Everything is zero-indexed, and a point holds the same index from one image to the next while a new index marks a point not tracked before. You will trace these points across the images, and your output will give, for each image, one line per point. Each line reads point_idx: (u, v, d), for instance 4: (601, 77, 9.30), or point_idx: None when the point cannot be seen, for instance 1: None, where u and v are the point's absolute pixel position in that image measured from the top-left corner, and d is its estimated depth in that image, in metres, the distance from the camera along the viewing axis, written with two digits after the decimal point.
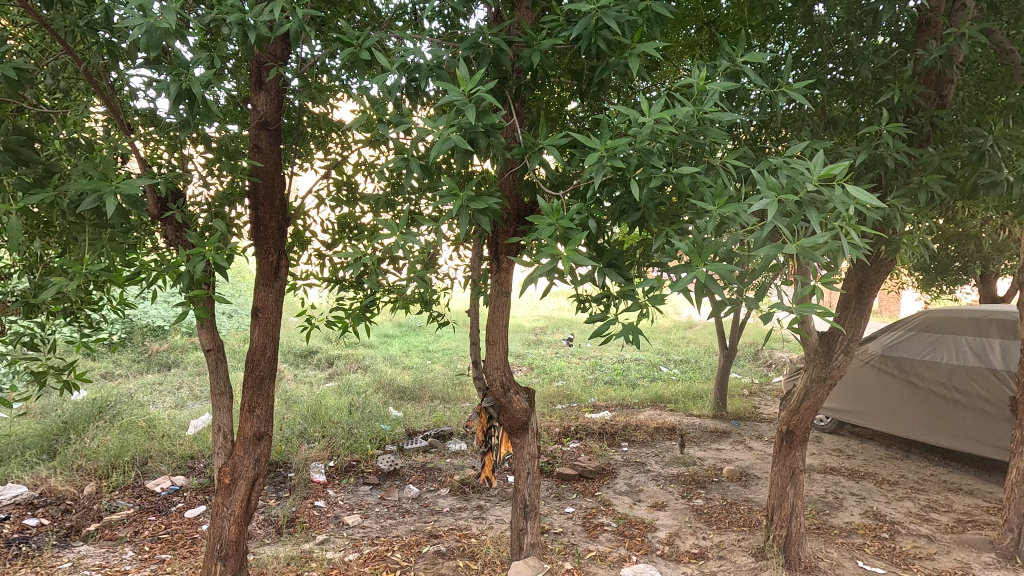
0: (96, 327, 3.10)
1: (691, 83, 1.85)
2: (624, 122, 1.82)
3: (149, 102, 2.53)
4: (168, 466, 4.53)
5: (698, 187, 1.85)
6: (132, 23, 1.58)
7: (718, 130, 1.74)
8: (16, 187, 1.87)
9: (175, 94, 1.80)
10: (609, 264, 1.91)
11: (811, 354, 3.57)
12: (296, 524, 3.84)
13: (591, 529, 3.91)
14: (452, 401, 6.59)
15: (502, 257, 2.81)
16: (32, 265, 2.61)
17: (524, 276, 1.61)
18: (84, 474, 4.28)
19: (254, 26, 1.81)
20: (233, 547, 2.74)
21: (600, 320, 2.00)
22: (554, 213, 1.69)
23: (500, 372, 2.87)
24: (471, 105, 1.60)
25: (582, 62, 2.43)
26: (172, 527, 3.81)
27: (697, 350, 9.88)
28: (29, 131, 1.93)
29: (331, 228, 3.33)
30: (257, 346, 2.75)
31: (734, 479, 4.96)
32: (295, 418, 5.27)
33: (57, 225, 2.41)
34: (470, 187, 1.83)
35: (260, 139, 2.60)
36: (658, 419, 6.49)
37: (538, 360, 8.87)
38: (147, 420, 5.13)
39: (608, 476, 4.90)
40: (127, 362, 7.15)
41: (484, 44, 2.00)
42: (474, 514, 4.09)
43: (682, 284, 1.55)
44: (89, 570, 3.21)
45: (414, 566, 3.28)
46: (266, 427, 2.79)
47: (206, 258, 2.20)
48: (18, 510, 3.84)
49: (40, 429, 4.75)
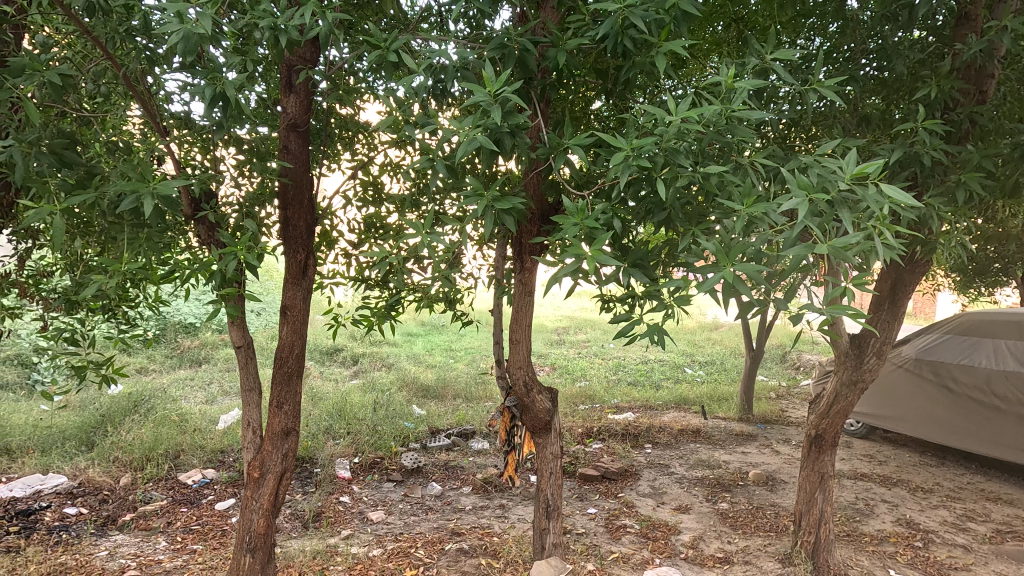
0: (131, 324, 3.18)
1: (719, 81, 1.82)
2: (649, 122, 1.80)
3: (184, 106, 2.60)
4: (198, 459, 4.65)
5: (726, 186, 1.84)
6: (170, 29, 1.63)
7: (746, 129, 1.72)
8: (59, 188, 2.00)
9: (210, 97, 1.87)
10: (634, 264, 1.90)
11: (842, 356, 3.46)
12: (322, 519, 3.90)
13: (614, 530, 3.89)
14: (474, 400, 6.64)
15: (525, 257, 2.81)
16: (74, 263, 2.72)
17: (548, 276, 1.61)
18: (120, 466, 4.44)
19: (285, 30, 1.85)
20: (261, 540, 2.82)
21: (624, 320, 1.95)
22: (578, 213, 1.69)
23: (523, 372, 2.88)
24: (497, 106, 1.60)
25: (608, 62, 2.42)
26: (204, 519, 3.91)
27: (723, 352, 9.70)
28: (72, 135, 2.06)
29: (357, 228, 3.36)
30: (286, 343, 2.81)
31: (760, 483, 4.87)
32: (321, 415, 5.34)
33: (96, 226, 2.50)
34: (495, 187, 1.85)
35: (290, 141, 2.67)
36: (683, 421, 6.43)
37: (561, 359, 8.87)
38: (180, 415, 5.27)
39: (632, 478, 4.86)
40: (161, 358, 7.37)
41: (510, 44, 2.00)
42: (496, 513, 4.11)
43: (709, 285, 1.54)
44: (125, 558, 3.32)
45: (437, 563, 3.30)
46: (293, 423, 2.86)
47: (237, 257, 2.25)
48: (58, 499, 3.99)
49: (79, 421, 4.93)
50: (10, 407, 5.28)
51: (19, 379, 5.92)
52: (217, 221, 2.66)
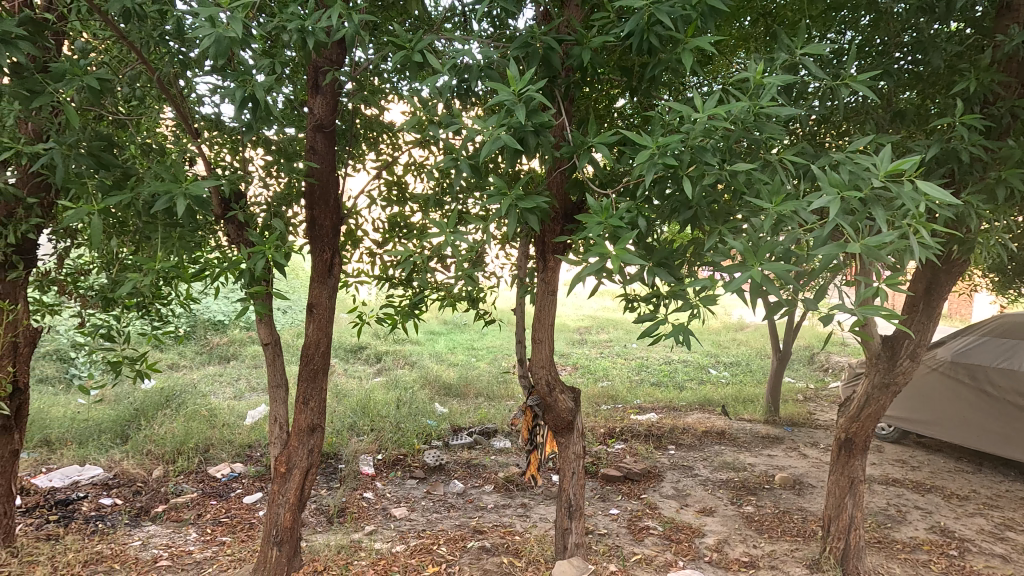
0: (164, 321, 3.27)
1: (748, 78, 1.79)
2: (676, 119, 1.78)
3: (214, 108, 2.66)
4: (227, 453, 4.76)
5: (754, 184, 1.81)
6: (202, 33, 1.67)
7: (775, 126, 1.69)
8: (97, 189, 2.07)
9: (241, 99, 1.91)
10: (659, 263, 1.88)
11: (873, 358, 3.36)
12: (346, 514, 3.95)
13: (637, 532, 3.85)
14: (496, 399, 6.66)
15: (548, 256, 2.81)
16: (110, 262, 2.81)
17: (572, 275, 1.61)
18: (153, 458, 4.58)
19: (312, 32, 1.87)
20: (287, 534, 2.88)
21: (648, 320, 1.93)
22: (602, 212, 1.68)
23: (545, 371, 2.87)
24: (521, 105, 1.60)
25: (632, 60, 2.39)
26: (232, 511, 4.01)
27: (748, 353, 9.54)
28: (109, 137, 2.13)
29: (381, 227, 3.39)
30: (312, 340, 2.86)
31: (787, 487, 4.78)
32: (345, 412, 5.42)
33: (131, 225, 2.58)
34: (519, 186, 1.85)
35: (316, 141, 2.72)
36: (707, 422, 6.34)
37: (583, 359, 8.82)
38: (209, 409, 5.40)
39: (655, 479, 4.82)
40: (191, 354, 7.56)
41: (535, 44, 2.00)
42: (517, 512, 4.11)
43: (736, 285, 1.52)
44: (157, 548, 3.41)
45: (459, 561, 3.30)
46: (318, 419, 2.91)
47: (266, 256, 2.30)
48: (95, 490, 4.14)
49: (114, 415, 5.09)
50: (50, 400, 5.48)
51: (58, 374, 6.15)
52: (246, 221, 2.72)
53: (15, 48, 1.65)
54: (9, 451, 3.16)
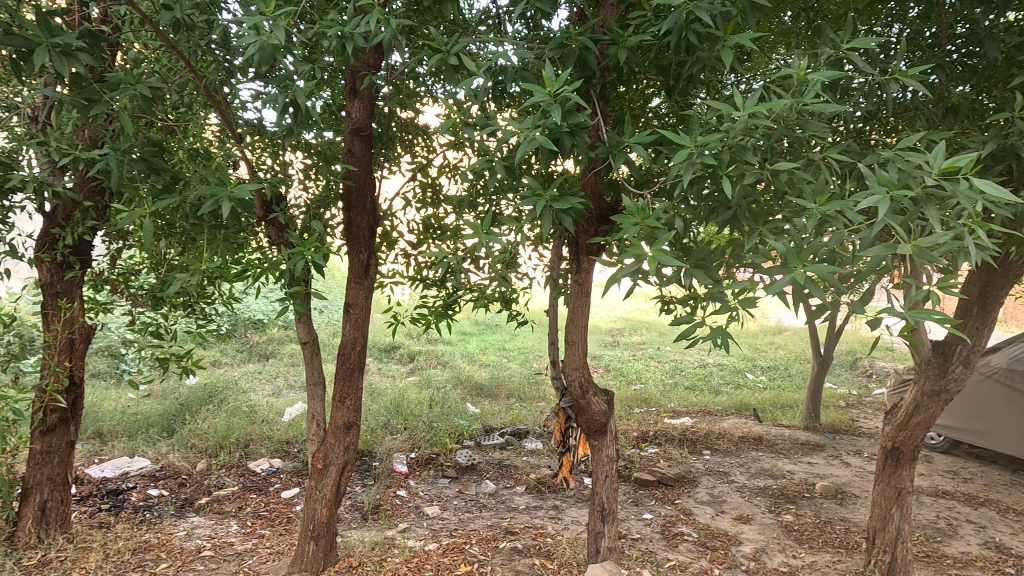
0: (208, 319, 3.39)
1: (791, 75, 1.75)
2: (714, 118, 1.74)
3: (256, 113, 2.74)
4: (267, 449, 4.90)
5: (796, 184, 1.76)
6: (248, 42, 1.72)
7: (819, 123, 1.64)
8: (148, 193, 2.19)
9: (283, 105, 1.97)
10: (697, 264, 1.85)
11: (923, 365, 3.21)
12: (380, 511, 4.01)
13: (671, 538, 3.79)
14: (528, 400, 6.66)
15: (582, 257, 2.80)
16: (159, 262, 2.92)
17: (607, 276, 1.59)
18: (197, 452, 4.75)
19: (351, 37, 1.91)
20: (323, 529, 2.95)
21: (685, 322, 1.89)
22: (639, 213, 1.65)
23: (579, 373, 2.85)
24: (556, 105, 1.59)
25: (669, 58, 2.35)
26: (271, 505, 4.12)
27: (787, 357, 9.27)
28: (160, 143, 2.23)
29: (416, 228, 3.42)
30: (349, 339, 2.91)
31: (828, 496, 4.62)
32: (379, 410, 5.50)
33: (178, 227, 2.68)
34: (553, 187, 1.85)
35: (354, 145, 2.78)
36: (744, 427, 6.19)
37: (616, 361, 8.73)
38: (250, 406, 5.56)
39: (690, 484, 4.73)
40: (232, 351, 7.81)
41: (570, 44, 1.99)
42: (549, 514, 4.10)
43: (778, 287, 1.48)
44: (201, 539, 3.54)
45: (491, 561, 3.32)
46: (354, 417, 2.96)
47: (305, 257, 2.36)
48: (143, 481, 4.32)
49: (161, 409, 5.29)
50: (103, 393, 5.75)
51: (110, 369, 6.44)
52: (287, 223, 2.78)
53: (75, 59, 1.73)
54: (66, 442, 3.31)
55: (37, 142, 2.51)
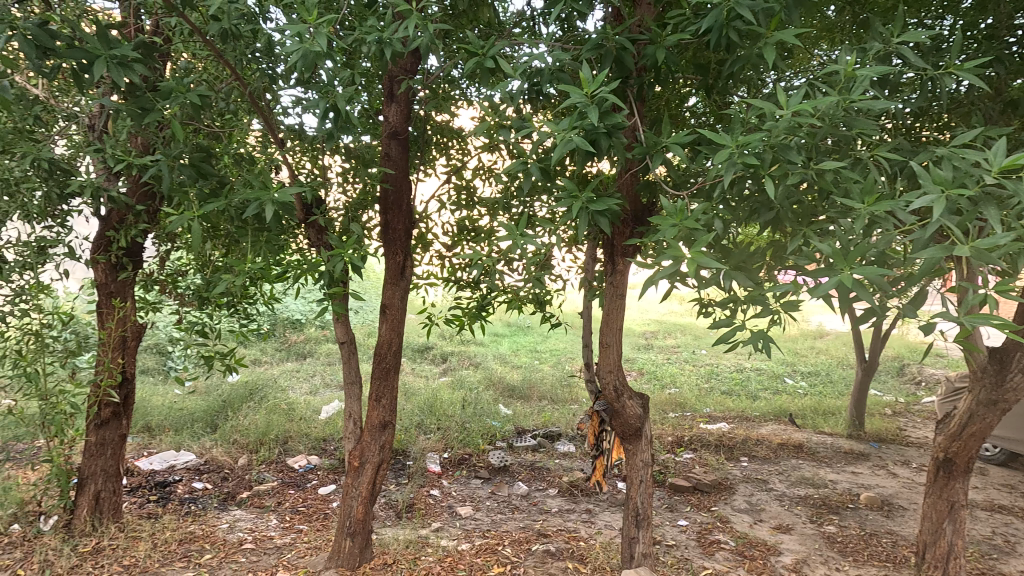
0: (251, 319, 3.50)
1: (837, 70, 1.69)
2: (756, 117, 1.70)
3: (297, 118, 2.81)
4: (305, 446, 5.03)
5: (842, 183, 1.71)
6: (291, 49, 1.77)
7: (867, 120, 1.59)
8: (196, 196, 2.29)
9: (324, 110, 2.02)
10: (737, 266, 1.81)
11: (978, 372, 3.05)
12: (414, 510, 4.06)
13: (707, 545, 3.71)
14: (560, 403, 6.64)
15: (617, 259, 2.77)
16: (205, 264, 3.04)
17: (645, 278, 1.57)
18: (239, 447, 4.90)
19: (389, 42, 1.94)
20: (359, 526, 3.01)
21: (724, 326, 1.85)
22: (678, 213, 1.62)
23: (613, 376, 2.83)
24: (594, 107, 1.58)
25: (708, 57, 2.31)
26: (309, 501, 4.22)
27: (829, 363, 8.97)
28: (207, 149, 2.32)
29: (451, 231, 3.45)
30: (385, 339, 2.96)
31: (874, 507, 4.44)
32: (413, 409, 5.57)
33: (223, 230, 2.78)
34: (589, 188, 1.84)
35: (391, 148, 2.83)
36: (783, 434, 6.02)
37: (649, 365, 8.61)
38: (288, 403, 5.71)
39: (726, 491, 4.63)
40: (272, 350, 8.04)
41: (607, 44, 1.98)
42: (582, 518, 4.08)
43: (824, 290, 1.43)
44: (242, 531, 3.65)
45: (524, 563, 3.31)
46: (389, 416, 3.01)
47: (344, 258, 2.42)
48: (188, 474, 4.48)
49: (205, 405, 5.49)
50: (152, 389, 6.00)
51: (157, 365, 6.72)
52: (327, 226, 2.85)
53: (130, 69, 1.82)
54: (118, 434, 3.48)
55: (95, 149, 2.64)
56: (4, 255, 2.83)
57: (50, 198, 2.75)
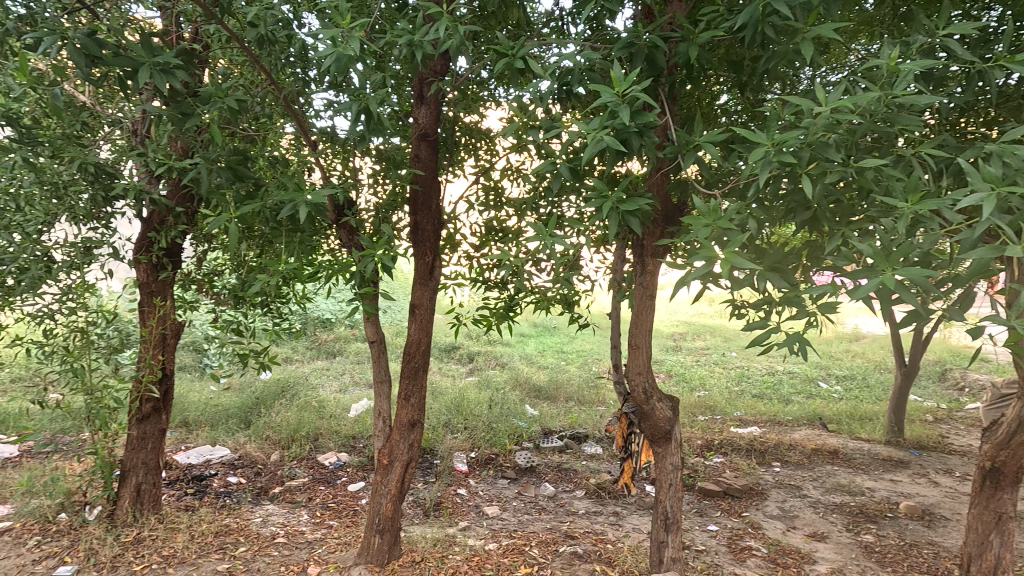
0: (284, 318, 3.57)
1: (879, 65, 1.64)
2: (793, 114, 1.66)
3: (329, 121, 2.86)
4: (335, 443, 5.11)
5: (883, 182, 1.65)
6: (325, 53, 1.81)
7: (911, 116, 1.54)
8: (233, 198, 2.35)
9: (356, 113, 2.05)
10: (772, 267, 1.77)
11: None
12: (441, 509, 4.09)
13: (738, 552, 3.64)
14: (587, 404, 6.60)
15: (647, 259, 2.74)
16: (241, 264, 3.12)
17: (676, 279, 1.55)
18: (271, 443, 5.02)
19: (420, 44, 1.96)
20: (388, 523, 3.04)
21: (758, 328, 1.81)
22: (711, 213, 1.59)
23: (643, 378, 2.80)
24: (625, 106, 1.57)
25: (742, 53, 2.27)
26: (339, 497, 4.29)
27: (865, 366, 8.70)
28: (243, 152, 2.38)
29: (479, 231, 3.47)
30: (414, 339, 2.99)
31: (914, 517, 4.29)
32: (440, 409, 5.60)
33: (258, 231, 2.84)
34: (620, 188, 1.82)
35: (420, 149, 2.86)
36: (817, 439, 5.86)
37: (678, 367, 8.49)
38: (319, 401, 5.82)
39: (758, 497, 4.53)
40: (303, 349, 8.20)
41: (638, 43, 1.96)
42: (610, 520, 4.04)
43: (865, 292, 1.38)
44: (275, 526, 3.74)
45: (551, 564, 3.30)
46: (418, 415, 3.04)
47: (375, 259, 2.45)
48: (223, 468, 4.61)
49: (239, 402, 5.63)
50: (189, 385, 6.19)
51: (194, 362, 6.92)
52: (358, 227, 2.90)
53: (173, 76, 1.88)
54: (158, 429, 3.59)
55: (137, 153, 2.74)
56: (53, 256, 2.95)
57: (95, 200, 2.87)
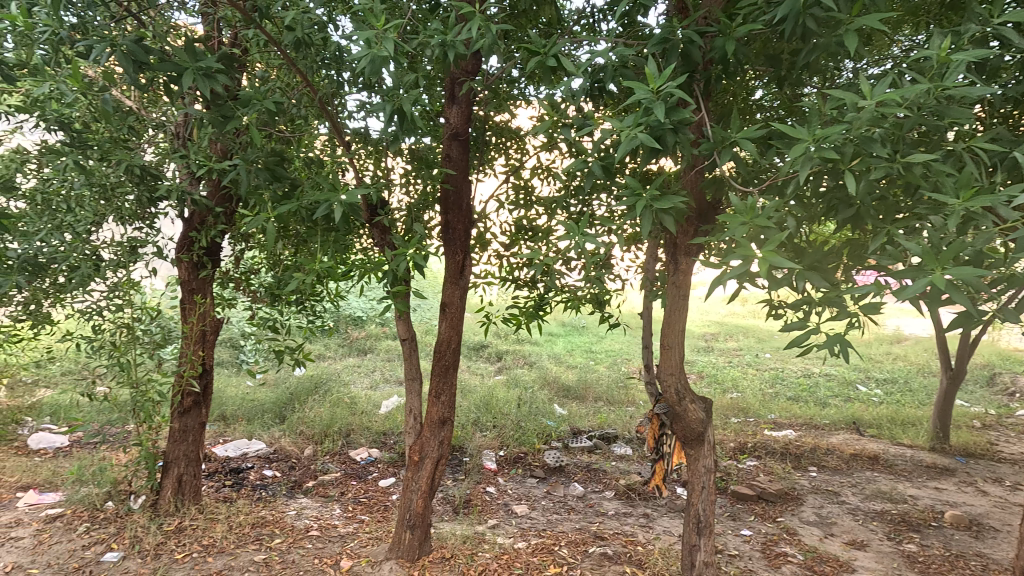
0: (318, 315, 3.65)
1: (929, 56, 1.57)
2: (836, 108, 1.61)
3: (361, 122, 2.90)
4: (366, 439, 5.20)
5: (932, 178, 1.59)
6: (359, 55, 1.83)
7: (962, 109, 1.47)
8: (271, 198, 2.41)
9: (389, 114, 2.08)
10: (812, 266, 1.72)
11: None
12: (470, 506, 4.11)
13: (772, 557, 3.56)
14: (617, 404, 6.54)
15: (680, 258, 2.70)
16: (277, 263, 3.19)
17: (712, 278, 1.52)
18: (305, 438, 5.13)
19: (453, 44, 1.97)
20: (419, 519, 3.08)
21: (797, 329, 1.76)
22: (748, 211, 1.55)
23: (675, 378, 2.76)
24: (660, 102, 1.54)
25: (781, 47, 2.21)
26: (370, 492, 4.36)
27: (907, 369, 8.39)
28: (280, 153, 2.43)
29: (509, 230, 3.47)
30: (445, 337, 3.01)
31: (960, 527, 4.12)
32: (470, 406, 5.64)
33: (293, 230, 2.91)
34: (654, 186, 1.79)
35: (452, 149, 2.88)
36: (856, 444, 5.68)
37: (710, 368, 8.34)
38: (351, 397, 5.92)
39: (794, 502, 4.41)
40: (335, 346, 8.35)
41: (673, 38, 1.93)
42: (640, 522, 4.00)
43: (914, 292, 1.32)
44: (308, 519, 3.82)
45: (581, 564, 3.29)
46: (448, 413, 3.06)
47: (407, 258, 2.48)
48: (259, 462, 4.74)
49: (274, 397, 5.77)
50: (226, 380, 6.38)
51: (231, 358, 7.13)
52: (390, 226, 2.93)
53: (214, 80, 1.94)
54: (198, 422, 3.71)
55: (180, 156, 2.83)
56: (101, 255, 3.07)
57: (140, 201, 2.99)
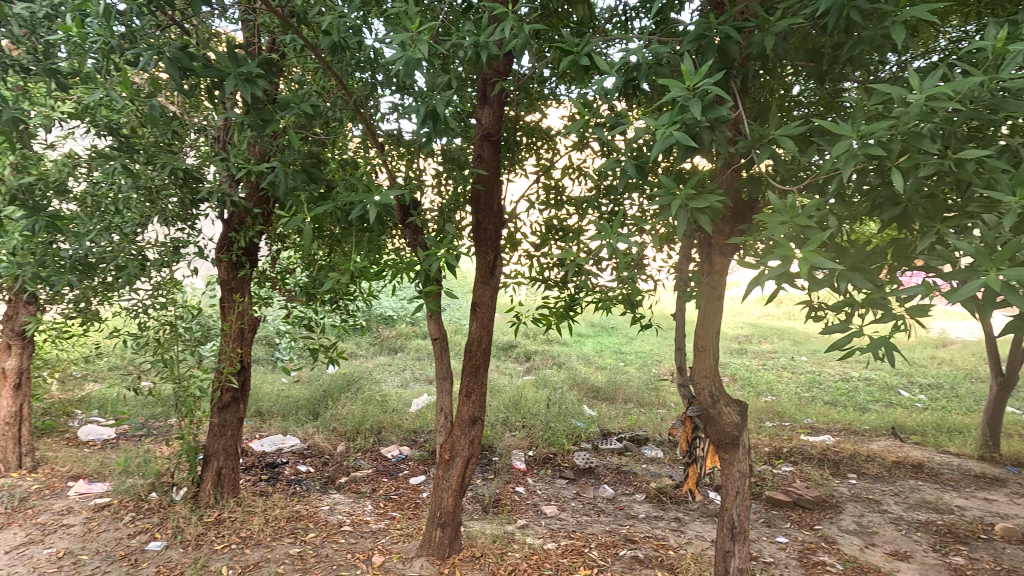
0: (351, 314, 3.71)
1: (982, 48, 1.50)
2: (881, 103, 1.55)
3: (394, 124, 2.94)
4: (397, 436, 5.27)
5: (985, 175, 1.51)
6: (395, 58, 1.86)
7: (1019, 102, 1.40)
8: (307, 199, 2.46)
9: (423, 116, 2.10)
10: (854, 267, 1.66)
11: None
12: (500, 505, 4.13)
13: (809, 566, 3.46)
14: (647, 406, 6.47)
15: (714, 258, 2.65)
16: (312, 262, 3.26)
17: (750, 279, 1.48)
18: (337, 434, 5.22)
19: (486, 45, 1.98)
20: (449, 517, 3.10)
21: (838, 331, 1.71)
22: (788, 210, 1.51)
23: (709, 381, 2.71)
24: (696, 100, 1.52)
25: (822, 40, 2.15)
26: (401, 489, 4.41)
27: (953, 375, 8.05)
28: (317, 155, 2.48)
29: (539, 230, 3.46)
30: (475, 337, 3.02)
31: (1012, 540, 3.93)
32: (499, 406, 5.65)
33: (328, 230, 2.96)
34: (689, 185, 1.76)
35: (483, 149, 2.89)
36: (898, 451, 5.48)
37: (743, 370, 8.16)
38: (382, 395, 6.00)
39: (832, 510, 4.28)
40: (367, 345, 8.49)
41: (709, 34, 1.89)
42: (671, 526, 3.95)
43: (967, 293, 1.26)
44: (341, 514, 3.89)
45: (612, 567, 3.26)
46: (479, 412, 3.08)
47: (439, 258, 2.50)
48: (294, 457, 4.85)
49: (308, 394, 5.90)
50: (263, 377, 6.55)
51: (267, 356, 7.32)
52: (422, 226, 2.96)
53: (254, 85, 1.98)
54: (236, 417, 3.82)
55: (221, 158, 2.91)
56: (147, 255, 3.19)
57: (183, 203, 3.10)
